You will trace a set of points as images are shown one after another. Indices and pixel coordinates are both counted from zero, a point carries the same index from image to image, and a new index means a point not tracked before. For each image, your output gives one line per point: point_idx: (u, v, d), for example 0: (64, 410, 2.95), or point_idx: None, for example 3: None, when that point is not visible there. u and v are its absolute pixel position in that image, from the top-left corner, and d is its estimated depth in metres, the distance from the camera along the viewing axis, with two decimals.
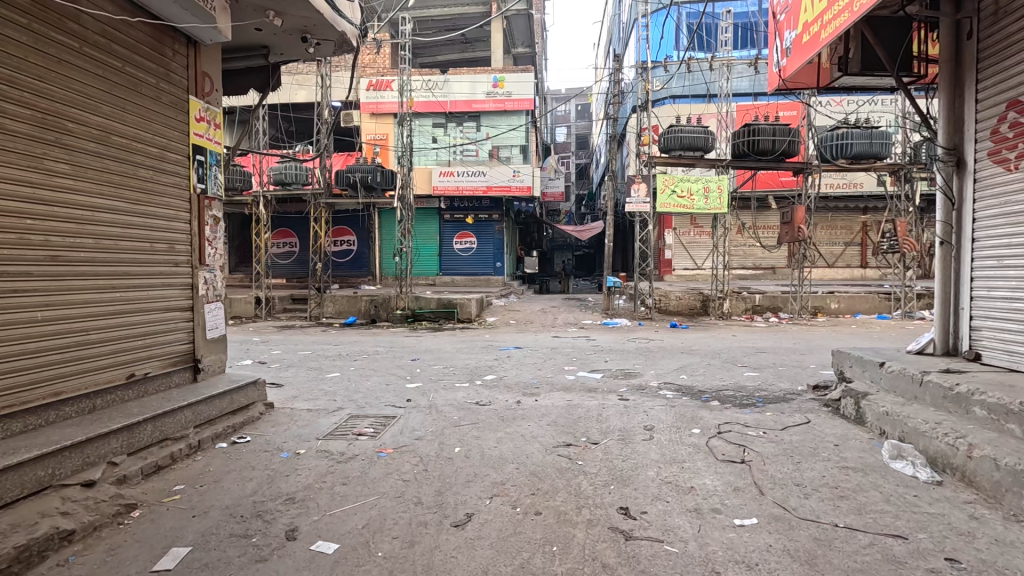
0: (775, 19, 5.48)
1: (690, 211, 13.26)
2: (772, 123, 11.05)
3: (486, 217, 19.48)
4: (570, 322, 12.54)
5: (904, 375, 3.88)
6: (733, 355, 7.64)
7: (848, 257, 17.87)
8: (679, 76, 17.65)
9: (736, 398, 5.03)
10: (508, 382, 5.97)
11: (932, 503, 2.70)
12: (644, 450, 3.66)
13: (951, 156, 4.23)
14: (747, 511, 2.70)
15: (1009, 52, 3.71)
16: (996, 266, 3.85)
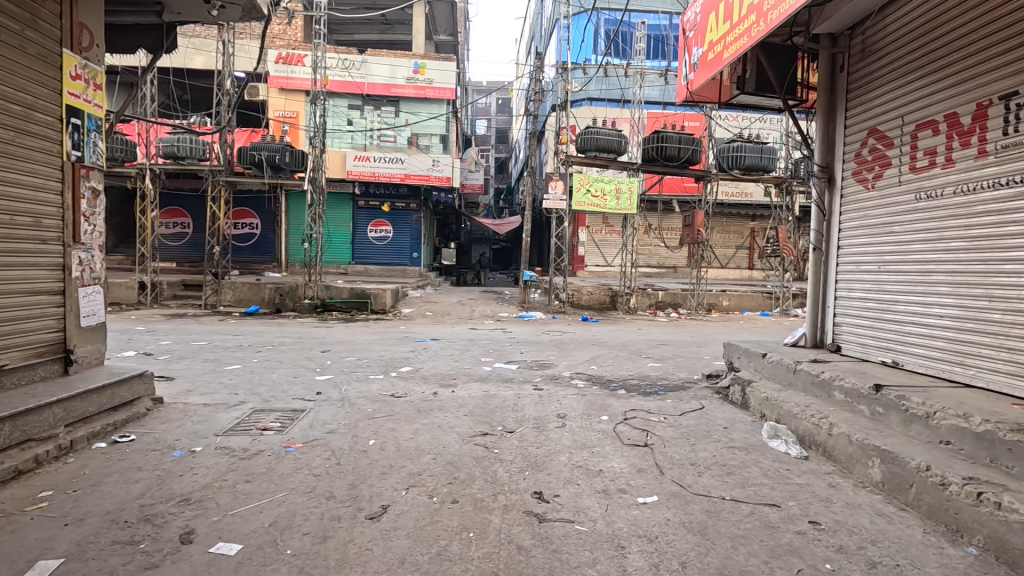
0: (684, 35, 5.88)
1: (603, 210, 13.87)
2: (679, 133, 11.89)
3: (403, 206, 19.06)
4: (487, 315, 12.66)
5: (782, 364, 4.38)
6: (638, 347, 8.16)
7: (738, 259, 19.69)
8: (597, 80, 18.35)
9: (641, 386, 5.40)
10: (425, 374, 5.93)
11: (800, 474, 3.10)
12: (558, 437, 3.82)
13: (824, 173, 4.82)
14: (649, 490, 2.93)
15: (872, 87, 4.31)
16: (855, 270, 4.47)
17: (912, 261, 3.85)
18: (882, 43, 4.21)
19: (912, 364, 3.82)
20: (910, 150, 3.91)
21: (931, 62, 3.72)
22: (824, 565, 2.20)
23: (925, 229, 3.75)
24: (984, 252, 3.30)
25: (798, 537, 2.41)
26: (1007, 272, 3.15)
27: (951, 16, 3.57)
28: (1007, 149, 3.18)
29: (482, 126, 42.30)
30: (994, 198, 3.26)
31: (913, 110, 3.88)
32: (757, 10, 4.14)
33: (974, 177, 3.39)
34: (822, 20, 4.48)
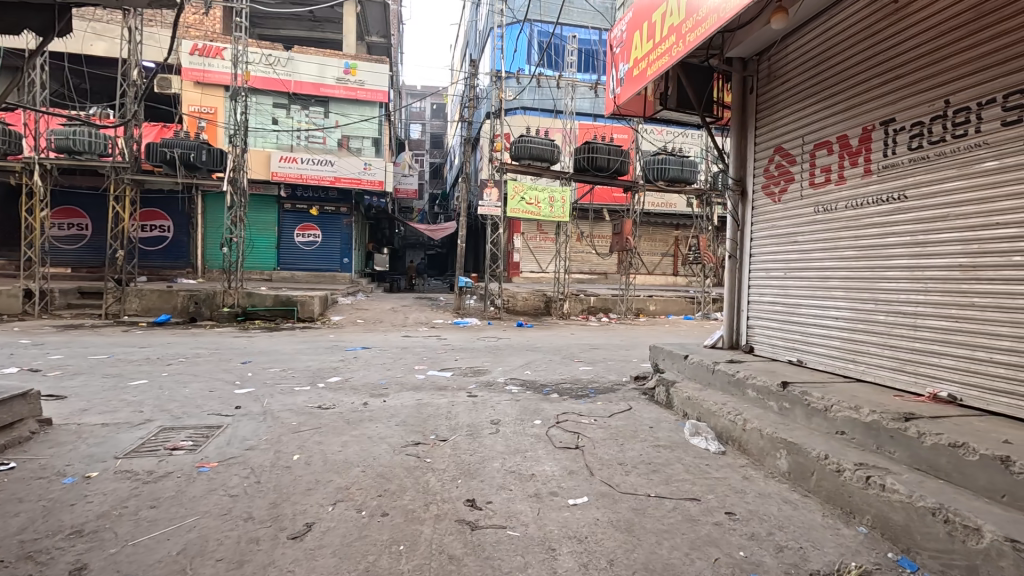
0: (612, 52, 6.12)
1: (537, 217, 14.10)
2: (608, 144, 12.36)
3: (333, 210, 18.42)
4: (421, 322, 12.47)
5: (702, 364, 4.64)
6: (572, 351, 8.35)
7: (664, 266, 20.73)
8: (531, 89, 18.72)
9: (573, 390, 5.53)
10: (355, 383, 5.73)
11: (718, 468, 3.30)
12: (491, 443, 3.82)
13: (737, 187, 5.19)
14: (580, 492, 3.00)
15: (777, 108, 4.71)
16: (765, 276, 4.84)
17: (812, 268, 4.24)
18: (785, 69, 4.61)
19: (814, 362, 4.19)
20: (810, 167, 4.30)
21: (827, 88, 4.11)
22: (738, 552, 2.35)
23: (823, 239, 4.13)
24: (870, 261, 3.68)
25: (716, 528, 2.56)
26: (889, 278, 3.53)
27: (841, 48, 3.97)
28: (888, 168, 3.57)
29: (416, 130, 41.73)
30: (878, 212, 3.64)
31: (812, 131, 4.27)
32: (677, 32, 4.41)
33: (861, 193, 3.78)
34: (735, 45, 4.85)
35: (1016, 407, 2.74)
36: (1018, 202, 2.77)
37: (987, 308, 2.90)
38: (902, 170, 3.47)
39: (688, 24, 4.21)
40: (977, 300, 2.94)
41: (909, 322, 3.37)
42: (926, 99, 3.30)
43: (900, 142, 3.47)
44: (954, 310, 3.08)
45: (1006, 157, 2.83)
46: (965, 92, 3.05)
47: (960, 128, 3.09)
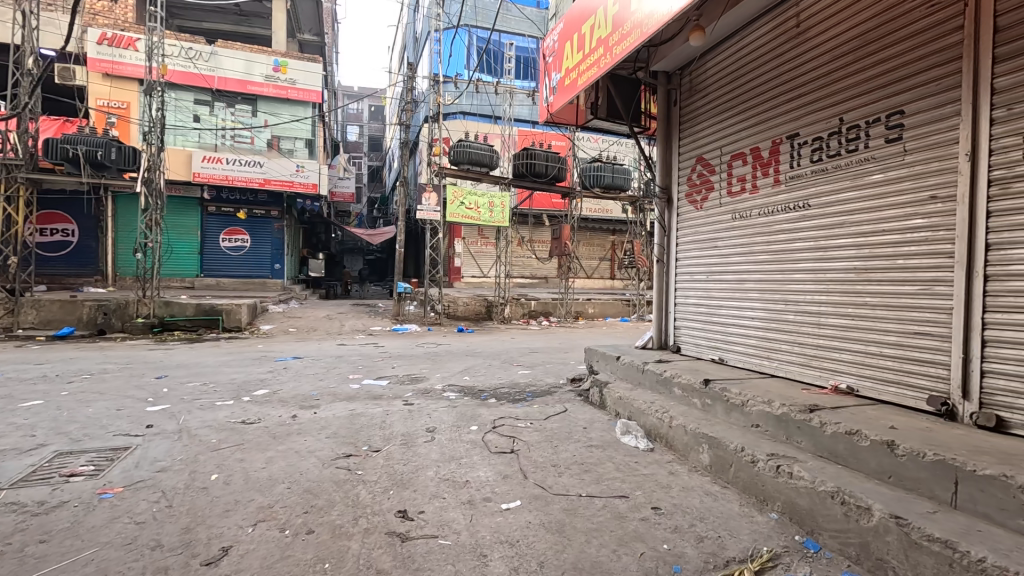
0: (544, 62, 6.24)
1: (477, 222, 14.13)
2: (546, 150, 12.55)
3: (263, 214, 17.54)
4: (358, 329, 12.08)
5: (632, 365, 4.81)
6: (511, 355, 8.40)
7: (602, 269, 21.35)
8: (469, 94, 18.73)
9: (511, 394, 5.56)
10: (284, 395, 5.45)
11: (646, 465, 3.44)
12: (426, 451, 3.76)
13: (663, 194, 5.44)
14: (513, 496, 3.01)
15: (698, 120, 4.98)
16: (689, 279, 5.11)
17: (731, 272, 4.51)
18: (705, 84, 4.88)
19: (734, 360, 4.45)
20: (728, 176, 4.57)
21: (741, 103, 4.40)
22: (662, 545, 2.45)
23: (740, 244, 4.40)
24: (781, 265, 3.96)
25: (642, 523, 2.66)
26: (796, 279, 3.82)
27: (754, 66, 4.26)
28: (794, 179, 3.87)
29: (353, 132, 40.60)
30: (787, 219, 3.93)
31: (728, 142, 4.55)
32: (605, 45, 4.57)
33: (772, 202, 4.07)
34: (659, 59, 5.11)
35: (903, 396, 3.04)
36: (900, 211, 3.08)
37: (876, 306, 3.21)
38: (806, 180, 3.76)
39: (616, 37, 4.39)
40: (870, 299, 3.24)
41: (813, 320, 3.67)
42: (824, 116, 3.60)
43: (804, 155, 3.78)
44: (851, 310, 3.38)
45: (890, 171, 3.14)
46: (856, 110, 3.36)
47: (853, 143, 3.39)
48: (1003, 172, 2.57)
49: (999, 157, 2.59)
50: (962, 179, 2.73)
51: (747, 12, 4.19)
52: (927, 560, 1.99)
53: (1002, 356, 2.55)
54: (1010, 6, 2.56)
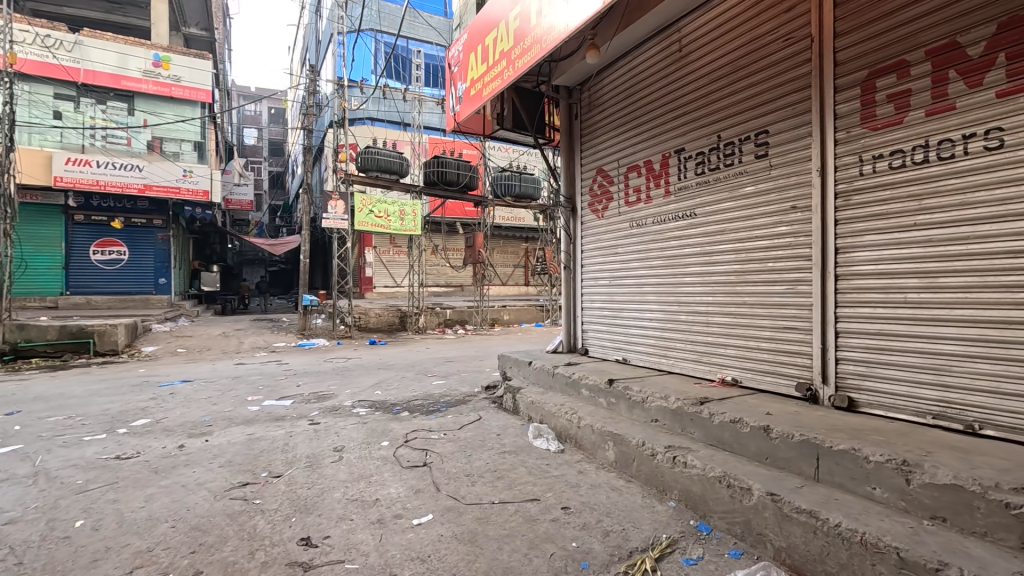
0: (450, 71, 6.25)
1: (387, 231, 13.77)
2: (457, 159, 12.49)
3: (142, 223, 15.85)
4: (259, 346, 11.24)
5: (543, 369, 4.91)
6: (426, 366, 8.25)
7: (516, 276, 21.72)
8: (377, 100, 18.28)
9: (424, 405, 5.45)
10: (169, 424, 4.92)
11: (556, 467, 3.54)
12: (333, 472, 3.58)
13: (568, 203, 5.66)
14: (424, 510, 2.95)
15: (598, 132, 5.24)
16: (594, 283, 5.35)
17: (631, 277, 4.79)
18: (603, 99, 5.15)
19: (637, 359, 4.71)
20: (625, 187, 4.86)
21: (635, 119, 4.70)
22: (571, 543, 2.52)
23: (639, 250, 4.68)
24: (673, 270, 4.28)
25: (553, 524, 2.73)
26: (687, 282, 4.14)
27: (646, 84, 4.56)
28: (682, 190, 4.20)
29: (250, 134, 37.82)
30: (677, 227, 4.24)
31: (625, 155, 4.84)
32: (507, 57, 4.69)
33: (664, 211, 4.38)
34: (559, 74, 5.31)
35: (777, 384, 3.39)
36: (768, 219, 3.45)
37: (754, 305, 3.55)
38: (692, 191, 4.09)
39: (517, 50, 4.52)
40: (749, 298, 3.58)
41: (702, 320, 3.99)
42: (706, 133, 3.95)
43: (689, 168, 4.11)
44: (733, 309, 3.72)
45: (760, 183, 3.51)
46: (731, 128, 3.72)
47: (729, 158, 3.76)
48: (845, 186, 2.98)
49: (842, 173, 3.00)
50: (815, 191, 3.13)
51: (637, 34, 4.49)
52: (796, 530, 2.23)
53: (851, 344, 2.95)
54: (847, 43, 2.97)
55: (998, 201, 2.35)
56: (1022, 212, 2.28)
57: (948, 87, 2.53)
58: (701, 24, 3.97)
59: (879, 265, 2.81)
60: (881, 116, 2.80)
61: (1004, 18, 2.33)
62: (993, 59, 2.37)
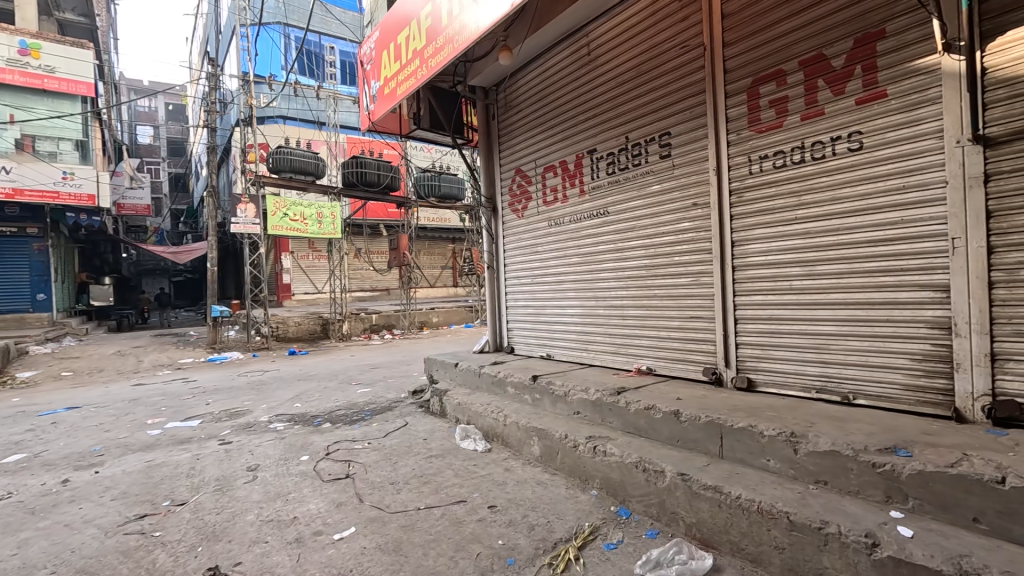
0: (363, 68, 6.04)
1: (304, 235, 13.13)
2: (376, 159, 12.12)
3: (13, 232, 14.02)
4: (162, 364, 10.30)
5: (469, 369, 4.88)
6: (350, 374, 7.95)
7: (444, 278, 21.53)
8: (288, 97, 17.35)
9: (347, 415, 5.25)
10: (50, 458, 4.37)
11: (484, 466, 3.55)
12: (245, 494, 3.34)
13: (488, 204, 5.67)
14: (346, 523, 2.84)
15: (515, 133, 5.30)
16: (517, 282, 5.41)
17: (551, 275, 4.90)
18: (518, 101, 5.23)
19: (560, 354, 4.83)
20: (543, 188, 4.96)
21: (549, 121, 4.81)
22: (497, 541, 2.54)
23: (558, 248, 4.80)
24: (590, 266, 4.43)
25: (479, 524, 2.73)
26: (604, 278, 4.29)
27: (560, 86, 4.66)
28: (595, 190, 4.35)
29: (145, 133, 34.65)
30: (593, 225, 4.39)
31: (541, 156, 4.94)
32: (420, 56, 4.63)
33: (579, 210, 4.52)
34: (475, 75, 5.32)
35: (686, 369, 3.61)
36: (673, 216, 3.66)
37: (664, 298, 3.76)
38: (604, 191, 4.26)
39: (430, 49, 4.47)
40: (659, 289, 3.79)
41: (618, 313, 4.16)
42: (615, 134, 4.12)
43: (601, 168, 4.27)
44: (645, 301, 3.91)
45: (664, 182, 3.72)
46: (638, 130, 3.90)
47: (637, 158, 3.94)
48: (738, 184, 3.23)
49: (735, 172, 3.25)
50: (712, 189, 3.36)
51: (547, 37, 4.60)
52: (703, 505, 2.39)
53: (747, 329, 3.21)
54: (736, 52, 3.21)
55: (859, 197, 2.66)
56: (878, 205, 2.58)
57: (818, 94, 2.82)
58: (607, 30, 4.14)
59: (768, 256, 3.08)
60: (764, 120, 3.07)
61: (860, 34, 2.62)
62: (852, 70, 2.67)
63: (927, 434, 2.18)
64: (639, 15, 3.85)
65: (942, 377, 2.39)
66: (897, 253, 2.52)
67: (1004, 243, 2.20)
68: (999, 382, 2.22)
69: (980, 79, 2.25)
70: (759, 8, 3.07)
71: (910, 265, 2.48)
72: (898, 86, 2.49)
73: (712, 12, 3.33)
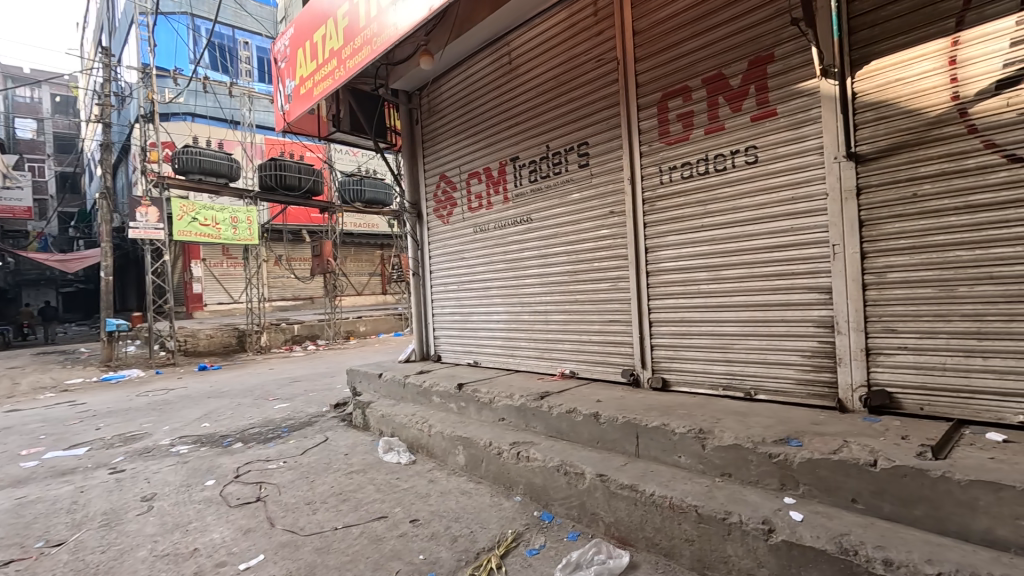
0: (276, 65, 5.72)
1: (217, 240, 12.25)
2: (297, 162, 11.56)
3: None
4: (44, 386, 9.13)
5: (394, 380, 4.72)
6: (267, 389, 7.47)
7: (372, 285, 20.93)
8: (197, 93, 16.17)
9: (261, 434, 4.92)
10: None
11: (407, 479, 3.45)
12: (137, 527, 3.02)
13: (413, 209, 5.55)
14: (254, 550, 2.64)
15: (439, 138, 5.24)
16: (444, 289, 5.35)
17: (477, 280, 4.89)
18: (442, 106, 5.19)
19: (486, 361, 4.82)
20: (467, 193, 4.94)
21: (473, 127, 4.81)
22: (418, 556, 2.46)
23: (484, 254, 4.79)
24: (515, 271, 4.46)
25: (399, 539, 2.64)
26: (528, 283, 4.34)
27: (485, 94, 4.66)
28: (518, 197, 4.39)
29: (26, 126, 30.89)
30: (517, 231, 4.42)
31: (464, 162, 4.92)
32: (338, 56, 4.46)
33: (504, 217, 4.55)
34: (397, 78, 5.22)
35: (606, 372, 3.73)
36: (592, 224, 3.77)
37: (585, 303, 3.85)
38: (527, 198, 4.31)
39: (347, 50, 4.32)
40: (580, 292, 3.88)
41: (542, 318, 4.22)
42: (535, 143, 4.19)
43: (524, 176, 4.32)
44: (568, 305, 4.00)
45: (584, 190, 3.82)
46: (558, 139, 3.99)
47: (557, 166, 4.02)
48: (651, 193, 3.39)
49: (648, 182, 3.40)
50: (627, 198, 3.50)
51: (470, 44, 4.60)
52: (621, 504, 2.46)
53: (660, 332, 3.38)
54: (646, 68, 3.38)
55: (756, 207, 2.87)
56: (772, 215, 2.80)
57: (719, 110, 3.02)
58: (528, 40, 4.21)
59: (678, 261, 3.25)
60: (673, 133, 3.24)
61: (752, 57, 2.85)
62: (746, 90, 2.89)
63: (815, 424, 2.38)
64: (557, 27, 3.96)
65: (828, 371, 2.62)
66: (789, 258, 2.74)
67: (874, 249, 2.45)
68: (873, 373, 2.47)
69: (852, 103, 2.51)
70: (666, 26, 3.26)
71: (799, 270, 2.70)
72: (786, 105, 2.73)
73: (623, 29, 3.49)
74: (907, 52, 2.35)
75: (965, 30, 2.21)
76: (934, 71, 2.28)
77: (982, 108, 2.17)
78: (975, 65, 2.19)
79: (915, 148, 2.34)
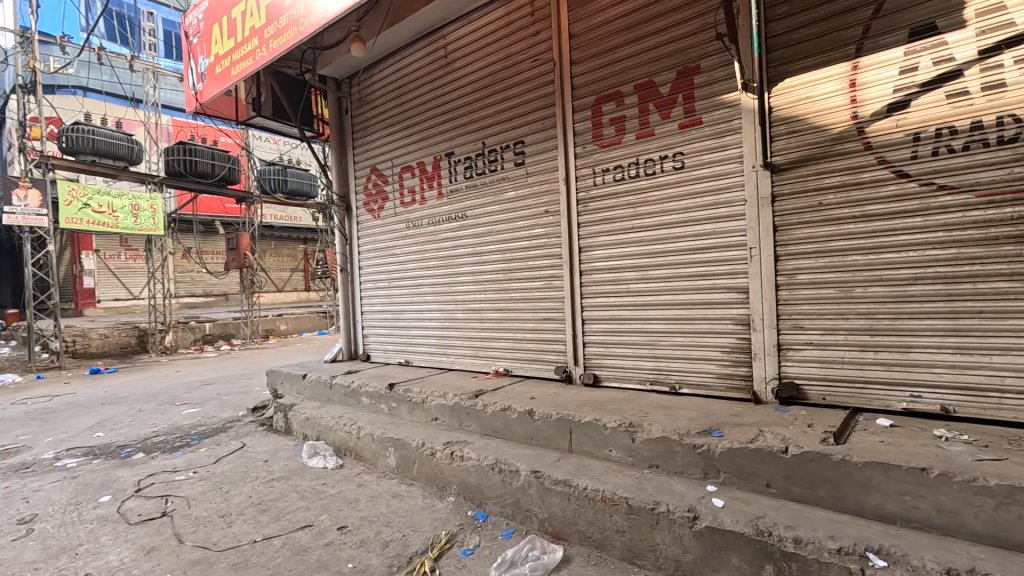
0: (187, 40, 5.23)
1: (114, 230, 11.03)
2: (210, 146, 10.67)
3: None
4: None
5: (319, 382, 4.48)
6: (175, 394, 6.85)
7: (294, 281, 19.85)
8: (91, 66, 14.53)
9: (167, 442, 4.49)
10: None
11: (333, 485, 3.29)
12: (12, 555, 2.64)
13: (341, 202, 5.30)
14: (159, 571, 2.40)
15: (370, 129, 5.05)
16: (374, 286, 5.16)
17: (409, 278, 4.77)
18: (373, 96, 5.00)
19: (419, 360, 4.71)
20: (400, 188, 4.80)
21: (406, 120, 4.67)
22: (346, 566, 2.35)
23: (416, 250, 4.67)
24: (448, 269, 4.40)
25: (326, 549, 2.50)
26: (461, 281, 4.29)
27: (420, 86, 4.53)
28: (453, 194, 4.33)
29: None
30: (452, 228, 4.35)
31: (397, 155, 4.78)
32: (259, 35, 4.15)
33: (437, 213, 4.46)
34: (325, 64, 4.95)
35: (540, 369, 3.76)
36: (527, 222, 3.79)
37: (520, 302, 3.86)
38: (462, 194, 4.25)
39: (270, 30, 4.04)
40: (515, 290, 3.89)
41: (476, 316, 4.19)
42: (471, 139, 4.15)
43: (459, 172, 4.26)
44: (503, 302, 3.99)
45: (519, 189, 3.84)
46: (494, 136, 3.97)
47: (493, 164, 4.00)
48: (585, 194, 3.46)
49: (582, 183, 3.47)
50: (562, 198, 3.56)
51: (404, 34, 4.46)
52: (555, 499, 2.49)
53: (592, 330, 3.47)
54: (581, 71, 3.44)
55: (683, 210, 3.01)
56: (697, 218, 2.96)
57: (650, 116, 3.14)
58: (464, 34, 4.15)
59: (609, 261, 3.35)
60: (606, 136, 3.33)
61: (681, 67, 2.99)
62: (675, 98, 3.03)
63: (733, 415, 2.54)
64: (493, 23, 3.94)
65: (744, 366, 2.82)
66: (712, 260, 2.90)
67: (786, 252, 2.66)
68: (784, 367, 2.69)
69: (768, 116, 2.71)
70: (601, 32, 3.34)
71: (721, 270, 2.87)
72: (710, 115, 2.89)
73: (560, 30, 3.54)
74: (816, 72, 2.57)
75: (863, 56, 2.45)
76: (837, 92, 2.51)
77: (876, 128, 2.41)
78: (871, 88, 2.42)
79: (821, 161, 2.56)
